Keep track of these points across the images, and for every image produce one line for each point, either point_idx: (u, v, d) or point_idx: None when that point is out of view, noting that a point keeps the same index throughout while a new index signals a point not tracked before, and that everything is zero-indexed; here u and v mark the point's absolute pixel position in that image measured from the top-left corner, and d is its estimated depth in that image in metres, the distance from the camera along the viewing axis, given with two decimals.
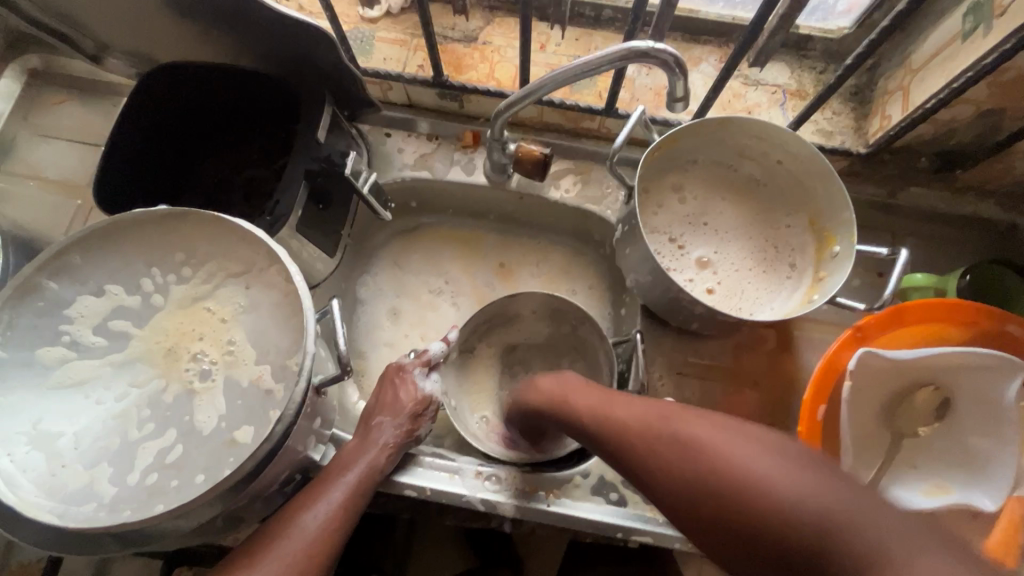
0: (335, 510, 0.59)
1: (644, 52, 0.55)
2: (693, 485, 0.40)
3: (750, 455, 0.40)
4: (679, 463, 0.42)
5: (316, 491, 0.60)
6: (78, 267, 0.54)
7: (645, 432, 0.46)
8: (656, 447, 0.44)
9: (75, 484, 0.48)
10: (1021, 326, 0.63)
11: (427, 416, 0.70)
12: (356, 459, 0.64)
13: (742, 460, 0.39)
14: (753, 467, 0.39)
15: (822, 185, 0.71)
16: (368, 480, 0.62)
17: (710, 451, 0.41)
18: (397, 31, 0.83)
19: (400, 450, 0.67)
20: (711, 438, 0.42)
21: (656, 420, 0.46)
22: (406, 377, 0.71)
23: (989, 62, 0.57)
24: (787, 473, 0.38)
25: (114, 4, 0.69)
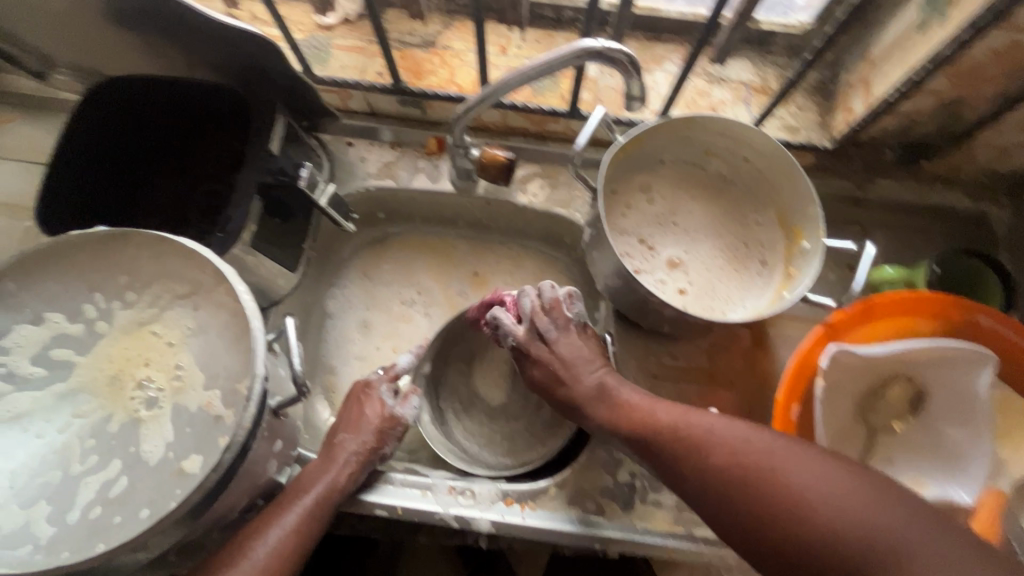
0: (290, 535, 0.58)
1: (599, 52, 0.54)
2: (707, 467, 0.50)
3: (800, 462, 0.47)
4: (747, 474, 0.48)
5: (272, 514, 0.59)
6: (14, 294, 0.51)
7: (741, 453, 0.49)
8: (719, 462, 0.50)
9: (11, 526, 0.45)
10: (990, 316, 0.63)
11: (394, 434, 0.69)
12: (316, 480, 0.62)
13: (809, 482, 0.46)
14: (811, 493, 0.45)
15: (787, 182, 0.70)
16: (326, 501, 0.61)
17: (787, 467, 0.47)
18: (355, 38, 0.81)
19: (364, 467, 0.65)
20: (774, 454, 0.48)
21: (704, 441, 0.52)
22: (372, 394, 0.70)
23: (946, 52, 0.56)
24: (816, 475, 0.46)
25: (51, 17, 0.66)
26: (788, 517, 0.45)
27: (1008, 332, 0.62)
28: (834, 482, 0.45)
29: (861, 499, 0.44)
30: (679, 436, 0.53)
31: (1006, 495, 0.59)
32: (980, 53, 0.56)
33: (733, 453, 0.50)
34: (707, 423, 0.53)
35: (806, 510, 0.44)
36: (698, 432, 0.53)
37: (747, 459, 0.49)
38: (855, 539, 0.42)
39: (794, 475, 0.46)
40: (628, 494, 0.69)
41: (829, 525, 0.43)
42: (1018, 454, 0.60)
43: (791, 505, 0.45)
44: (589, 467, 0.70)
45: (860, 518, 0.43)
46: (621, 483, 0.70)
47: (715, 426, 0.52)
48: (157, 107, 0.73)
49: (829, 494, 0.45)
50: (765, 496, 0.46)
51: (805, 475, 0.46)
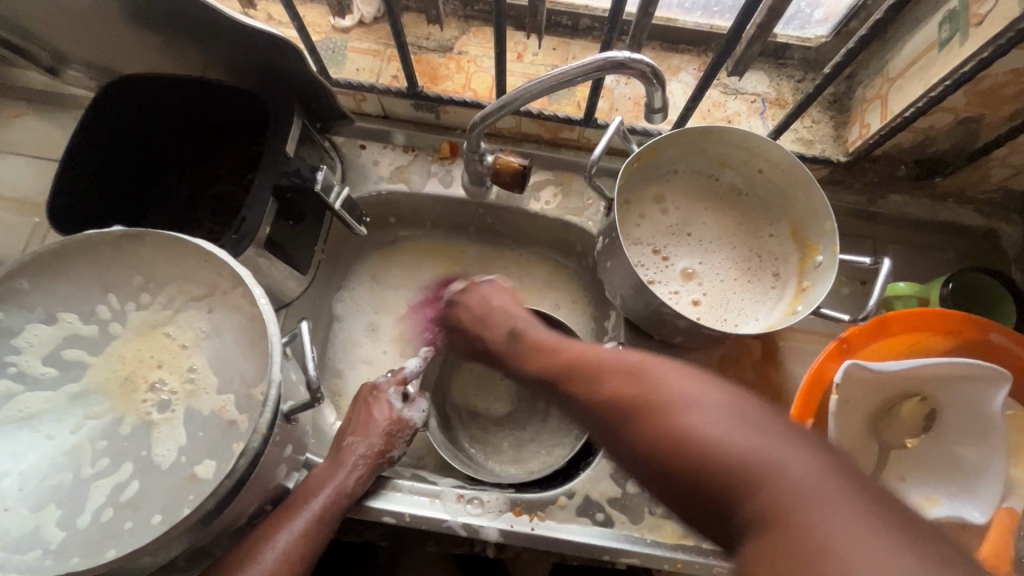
0: (299, 540, 0.57)
1: (620, 63, 0.54)
2: (620, 411, 0.44)
3: (735, 423, 0.39)
4: (639, 404, 0.43)
5: (281, 519, 0.58)
6: (26, 293, 0.51)
7: (625, 381, 0.46)
8: (639, 404, 0.43)
9: (20, 528, 0.45)
10: (1002, 333, 0.63)
11: (403, 437, 0.69)
12: (325, 484, 0.61)
13: (693, 408, 0.41)
14: (704, 423, 0.39)
15: (803, 195, 0.70)
16: (335, 505, 0.60)
17: (654, 396, 0.43)
18: (370, 41, 0.81)
19: (372, 471, 0.65)
20: (690, 401, 0.41)
21: (631, 384, 0.45)
22: (380, 396, 0.69)
23: (966, 71, 0.56)
24: (725, 425, 0.39)
25: (66, 14, 0.65)
26: (673, 449, 0.39)
27: (1020, 349, 0.63)
28: (714, 413, 0.40)
29: (786, 452, 0.37)
30: (591, 369, 0.50)
31: (1018, 513, 0.60)
32: (1000, 73, 0.56)
33: (626, 377, 0.46)
34: (607, 355, 0.50)
35: (693, 442, 0.39)
36: (596, 362, 0.50)
37: (635, 381, 0.45)
38: (748, 471, 0.36)
39: (688, 400, 0.41)
40: (637, 505, 0.69)
41: (742, 481, 0.36)
42: None
43: (720, 467, 0.37)
44: (598, 478, 0.70)
45: (754, 450, 0.37)
46: (631, 494, 0.69)
47: (658, 370, 0.45)
48: (170, 107, 0.72)
49: (721, 424, 0.39)
50: (673, 463, 0.39)
51: (694, 402, 0.41)
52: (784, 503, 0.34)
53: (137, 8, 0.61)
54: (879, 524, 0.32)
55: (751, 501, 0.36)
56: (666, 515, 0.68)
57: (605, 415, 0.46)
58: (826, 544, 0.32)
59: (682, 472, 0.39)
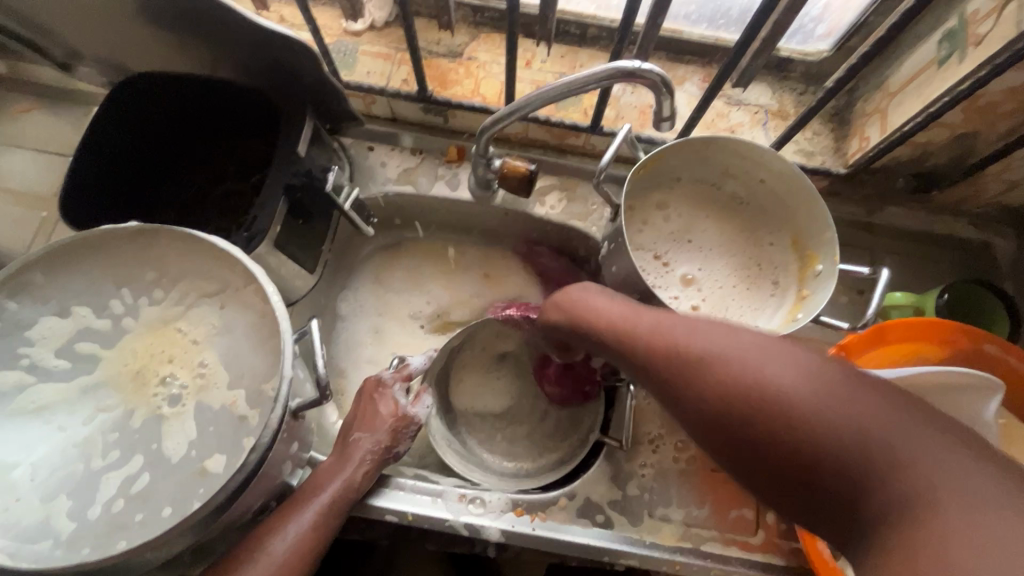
0: (307, 534, 0.58)
1: (628, 72, 0.55)
2: (686, 381, 0.44)
3: (821, 386, 0.38)
4: (710, 372, 0.43)
5: (289, 513, 0.59)
6: (40, 286, 0.51)
7: (714, 346, 0.44)
8: (707, 372, 0.43)
9: (31, 519, 0.45)
10: (996, 344, 0.65)
11: (409, 433, 0.69)
12: (332, 479, 0.61)
13: (773, 371, 0.40)
14: (809, 397, 0.38)
15: (804, 206, 0.72)
16: (341, 500, 0.60)
17: (751, 370, 0.41)
18: (381, 45, 0.82)
19: (379, 466, 0.65)
20: (763, 363, 0.41)
21: (697, 354, 0.44)
22: (386, 393, 0.69)
23: (963, 89, 0.58)
24: (810, 388, 0.38)
25: (82, 12, 0.66)
26: (775, 423, 0.38)
27: (1013, 360, 0.64)
28: (825, 388, 0.38)
29: (881, 415, 0.36)
30: (664, 337, 0.47)
31: None
32: (996, 91, 0.58)
33: (710, 347, 0.44)
34: (682, 322, 0.48)
35: (800, 416, 0.37)
36: (665, 325, 0.48)
37: (712, 347, 0.44)
38: (855, 450, 0.35)
39: (774, 366, 0.40)
40: (637, 507, 0.69)
41: (838, 456, 0.36)
42: None
43: (816, 438, 0.36)
44: (599, 480, 0.71)
45: (871, 434, 0.35)
46: (631, 496, 0.70)
47: (722, 338, 0.44)
48: (181, 105, 0.73)
49: (831, 403, 0.37)
50: (756, 429, 0.39)
51: (795, 378, 0.39)
52: (916, 491, 0.33)
53: (154, 7, 0.61)
54: (995, 484, 0.32)
55: (874, 485, 0.34)
56: (665, 517, 0.69)
57: (674, 385, 0.45)
58: (944, 520, 0.31)
59: (771, 442, 0.38)
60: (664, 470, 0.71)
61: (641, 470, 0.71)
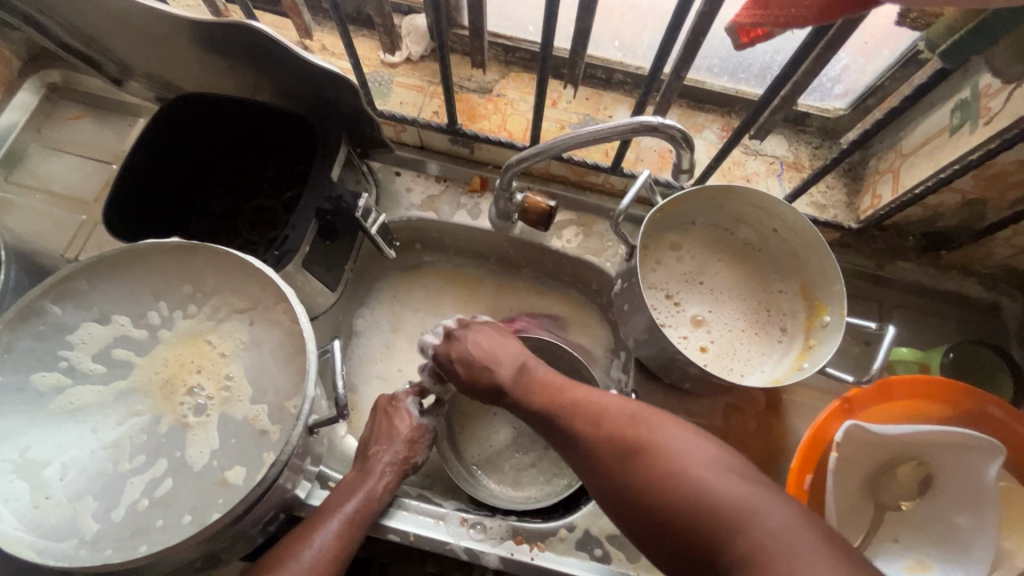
0: (337, 540, 0.59)
1: (653, 127, 0.58)
2: (601, 447, 0.52)
3: (708, 468, 0.47)
4: (625, 447, 0.51)
5: (315, 523, 0.60)
6: (85, 292, 0.54)
7: (621, 429, 0.52)
8: (611, 438, 0.52)
9: (58, 517, 0.47)
10: (1000, 407, 0.65)
11: (423, 443, 0.72)
12: (355, 489, 0.64)
13: (686, 458, 0.48)
14: (688, 467, 0.47)
15: (815, 256, 0.73)
16: (364, 508, 0.63)
17: (640, 438, 0.51)
18: (415, 77, 0.86)
19: (398, 478, 0.67)
20: (657, 434, 0.51)
21: (622, 436, 0.52)
22: (399, 407, 0.72)
23: (975, 158, 0.60)
24: (703, 469, 0.47)
25: (136, 35, 0.70)
26: (677, 500, 0.46)
27: (1017, 425, 0.65)
28: (704, 463, 0.48)
29: (752, 490, 0.45)
30: (600, 419, 0.54)
31: None
32: (1006, 162, 0.60)
33: (621, 428, 0.52)
34: (620, 407, 0.55)
35: (680, 484, 0.47)
36: (593, 406, 0.56)
37: (640, 427, 0.52)
38: (729, 518, 0.44)
39: (670, 440, 0.50)
40: (636, 543, 0.70)
41: (708, 527, 0.44)
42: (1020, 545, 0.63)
43: (700, 509, 0.45)
44: (600, 513, 0.71)
45: (736, 499, 0.45)
46: None
47: (614, 403, 0.55)
48: (219, 124, 0.77)
49: (724, 485, 0.46)
50: (658, 504, 0.47)
51: (679, 440, 0.50)
52: (754, 548, 0.42)
53: (208, 36, 0.65)
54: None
55: (730, 543, 0.43)
56: None
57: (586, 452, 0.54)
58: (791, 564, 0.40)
59: (676, 518, 0.46)
60: None
61: None
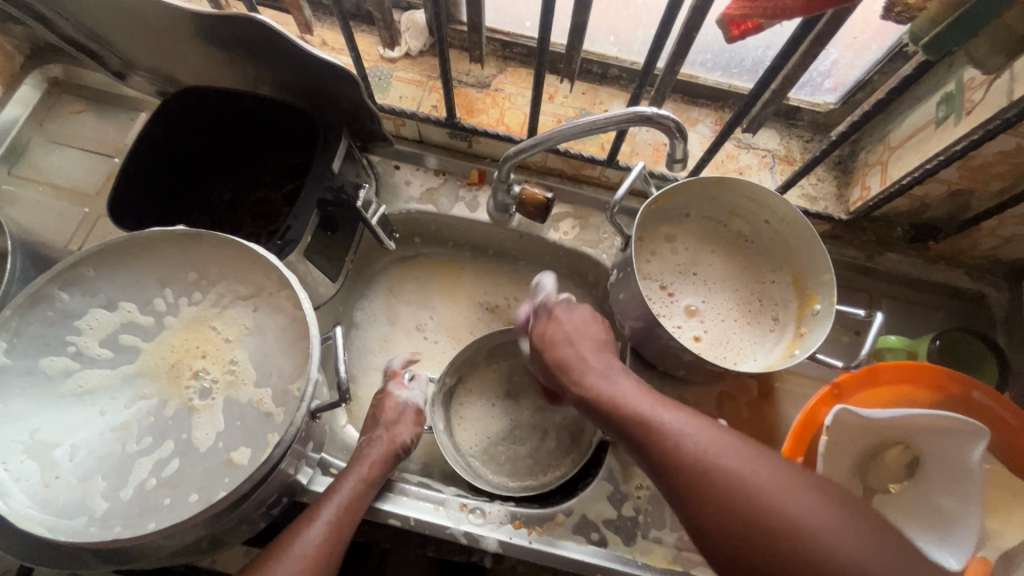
0: (330, 526, 0.60)
1: (648, 117, 0.60)
2: (684, 478, 0.50)
3: (803, 500, 0.46)
4: (710, 485, 0.49)
5: (311, 513, 0.61)
6: (92, 279, 0.55)
7: (716, 465, 0.49)
8: (696, 464, 0.50)
9: (67, 496, 0.48)
10: (984, 392, 0.67)
11: (407, 423, 0.73)
12: (347, 477, 0.65)
13: (785, 498, 0.47)
14: (790, 509, 0.46)
15: (806, 247, 0.75)
16: (354, 491, 0.64)
17: (734, 470, 0.49)
18: (414, 72, 0.87)
19: (386, 459, 0.68)
20: (749, 470, 0.49)
21: (710, 468, 0.49)
22: (382, 392, 0.75)
23: (958, 149, 0.62)
24: (804, 505, 0.46)
25: (140, 29, 0.71)
26: (786, 539, 0.45)
27: (999, 408, 0.67)
28: (801, 499, 0.46)
29: (851, 533, 0.45)
30: (683, 446, 0.51)
31: (991, 563, 0.63)
32: (989, 153, 0.62)
33: (714, 462, 0.49)
34: (693, 432, 0.52)
35: (775, 522, 0.46)
36: (669, 430, 0.53)
37: (725, 463, 0.49)
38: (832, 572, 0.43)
39: (761, 477, 0.48)
40: (631, 527, 0.71)
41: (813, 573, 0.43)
42: (1004, 525, 0.64)
43: (800, 552, 0.44)
44: (596, 498, 0.73)
45: (841, 547, 0.44)
46: (626, 517, 0.72)
47: (696, 432, 0.52)
48: (220, 117, 0.78)
49: (828, 522, 0.45)
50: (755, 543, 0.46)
51: (775, 479, 0.48)
52: None
53: (211, 30, 0.67)
54: None
55: None
56: (658, 539, 0.71)
57: (670, 477, 0.51)
58: None
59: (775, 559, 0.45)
60: (659, 494, 0.74)
61: (637, 491, 0.74)
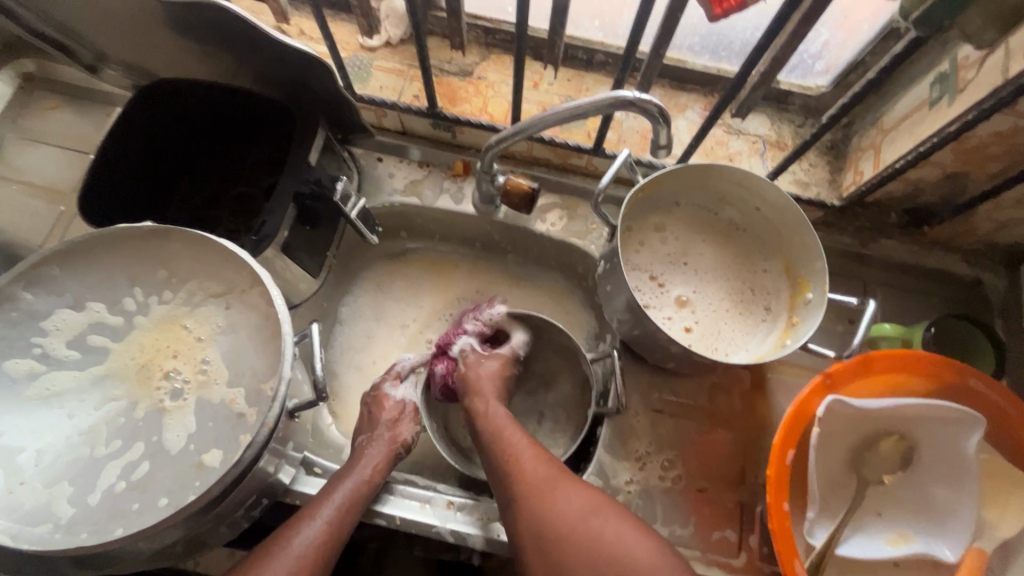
0: (327, 526, 0.59)
1: (628, 102, 0.58)
2: (563, 535, 0.55)
3: (646, 548, 0.54)
4: (578, 537, 0.55)
5: (308, 512, 0.60)
6: (57, 279, 0.54)
7: (580, 518, 0.56)
8: (562, 522, 0.56)
9: (33, 503, 0.47)
10: (979, 379, 0.66)
11: (409, 421, 0.72)
12: (345, 478, 0.64)
13: (634, 551, 0.54)
14: (643, 563, 0.53)
15: (797, 235, 0.73)
16: (354, 491, 0.63)
17: (551, 490, 0.58)
18: (395, 61, 0.85)
19: (387, 459, 0.67)
20: (602, 522, 0.56)
21: (580, 519, 0.56)
22: (378, 393, 0.74)
23: (952, 130, 0.60)
24: (655, 561, 0.53)
25: (106, 20, 0.69)
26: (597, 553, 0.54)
27: (993, 396, 0.66)
28: (649, 554, 0.53)
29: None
30: (545, 498, 0.58)
31: (988, 554, 0.62)
32: (984, 134, 0.60)
33: (580, 520, 0.56)
34: (567, 492, 0.58)
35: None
36: (544, 488, 0.59)
37: (587, 520, 0.56)
38: None
39: (622, 536, 0.54)
40: None
41: None
42: (1001, 516, 0.63)
43: None
44: None
45: None
46: None
47: (572, 495, 0.58)
48: (195, 110, 0.76)
49: (626, 541, 0.54)
50: None
51: (627, 537, 0.55)
52: None
53: (178, 19, 0.64)
54: None
55: None
56: None
57: (546, 537, 0.56)
58: None
59: None
60: (649, 487, 0.72)
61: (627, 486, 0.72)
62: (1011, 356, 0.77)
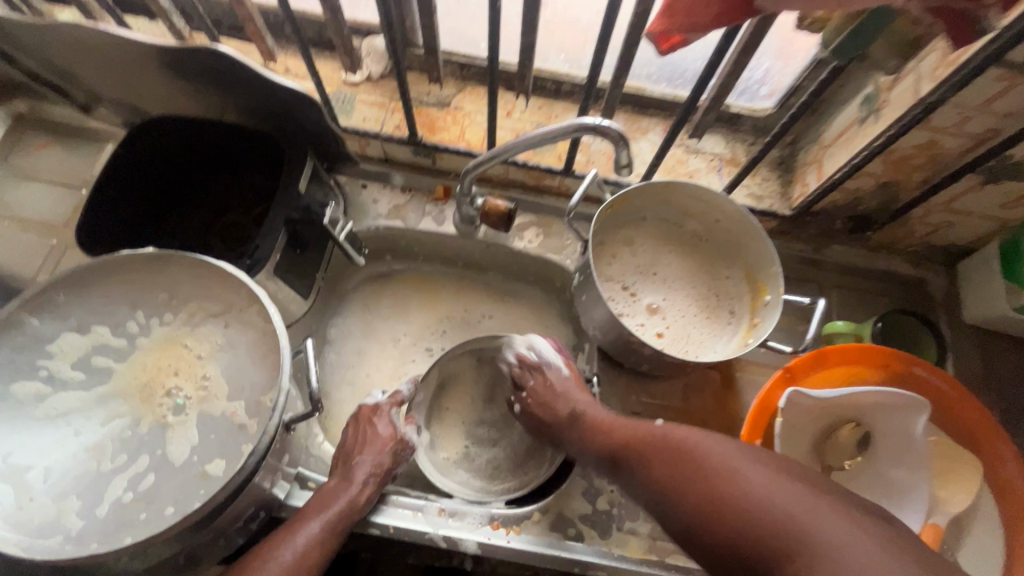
0: (316, 547, 0.62)
1: (593, 127, 0.64)
2: (659, 464, 0.57)
3: (748, 471, 0.51)
4: (681, 464, 0.55)
5: (299, 525, 0.63)
6: (61, 304, 0.56)
7: (688, 451, 0.55)
8: (665, 450, 0.58)
9: (42, 518, 0.49)
10: (925, 367, 0.72)
11: (404, 456, 0.74)
12: (337, 497, 0.66)
13: (741, 478, 0.50)
14: (759, 492, 0.49)
15: (753, 244, 0.80)
16: (347, 516, 0.65)
17: (697, 456, 0.55)
18: (377, 94, 0.91)
19: (379, 486, 0.70)
20: (706, 455, 0.54)
21: (676, 454, 0.56)
22: (382, 415, 0.75)
23: (878, 144, 0.68)
24: (771, 485, 0.49)
25: (101, 64, 0.73)
26: (730, 513, 0.49)
27: (938, 381, 0.72)
28: (761, 477, 0.50)
29: (815, 513, 0.45)
30: (667, 437, 0.59)
31: (942, 529, 0.68)
32: (907, 146, 0.68)
33: (681, 449, 0.56)
34: (689, 436, 0.58)
35: (735, 495, 0.49)
36: (650, 435, 0.61)
37: (693, 458, 0.55)
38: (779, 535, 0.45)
39: (730, 467, 0.52)
40: (606, 521, 0.74)
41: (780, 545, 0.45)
42: (951, 492, 0.69)
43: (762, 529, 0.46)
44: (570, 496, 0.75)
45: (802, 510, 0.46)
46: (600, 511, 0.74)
47: (682, 435, 0.58)
48: (187, 145, 0.80)
49: (776, 494, 0.48)
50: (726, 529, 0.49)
51: (736, 463, 0.52)
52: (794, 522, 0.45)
53: (173, 62, 0.69)
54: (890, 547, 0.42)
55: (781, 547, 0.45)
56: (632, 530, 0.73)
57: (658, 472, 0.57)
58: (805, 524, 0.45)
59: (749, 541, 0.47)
60: None
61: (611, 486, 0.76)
62: (953, 346, 0.84)
